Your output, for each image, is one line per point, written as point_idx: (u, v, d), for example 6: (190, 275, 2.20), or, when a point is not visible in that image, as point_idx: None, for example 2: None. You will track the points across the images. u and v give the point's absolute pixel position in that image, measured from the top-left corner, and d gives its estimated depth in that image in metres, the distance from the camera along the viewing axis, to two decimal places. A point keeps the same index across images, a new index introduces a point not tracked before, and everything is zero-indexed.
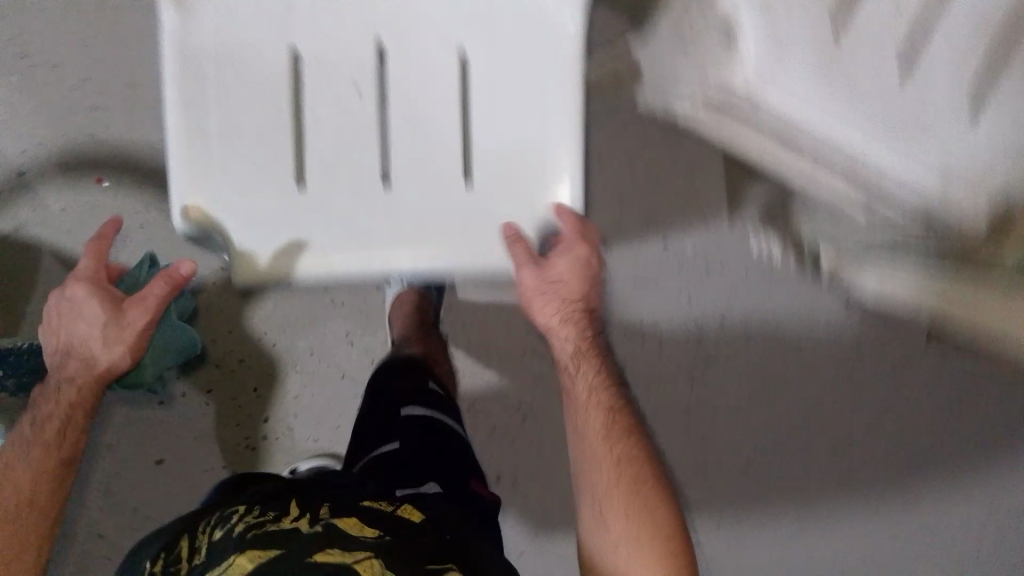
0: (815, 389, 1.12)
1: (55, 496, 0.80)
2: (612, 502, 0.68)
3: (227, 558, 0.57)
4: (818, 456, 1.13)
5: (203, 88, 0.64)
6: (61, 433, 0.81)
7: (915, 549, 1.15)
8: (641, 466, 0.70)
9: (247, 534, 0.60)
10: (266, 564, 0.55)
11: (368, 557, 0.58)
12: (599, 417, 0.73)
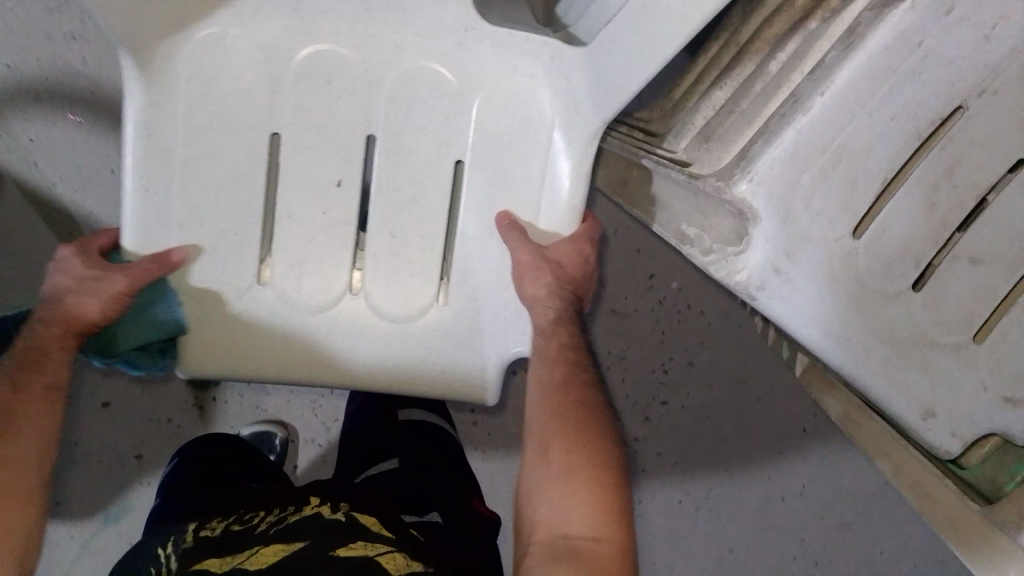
0: (767, 413, 1.03)
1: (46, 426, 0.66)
2: (552, 453, 0.69)
3: (248, 546, 0.58)
4: (770, 442, 1.04)
5: (167, 157, 0.68)
6: (38, 358, 0.67)
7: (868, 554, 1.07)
8: (573, 464, 0.68)
9: (269, 526, 0.62)
10: (287, 555, 0.56)
11: (389, 551, 0.59)
12: (559, 376, 0.72)
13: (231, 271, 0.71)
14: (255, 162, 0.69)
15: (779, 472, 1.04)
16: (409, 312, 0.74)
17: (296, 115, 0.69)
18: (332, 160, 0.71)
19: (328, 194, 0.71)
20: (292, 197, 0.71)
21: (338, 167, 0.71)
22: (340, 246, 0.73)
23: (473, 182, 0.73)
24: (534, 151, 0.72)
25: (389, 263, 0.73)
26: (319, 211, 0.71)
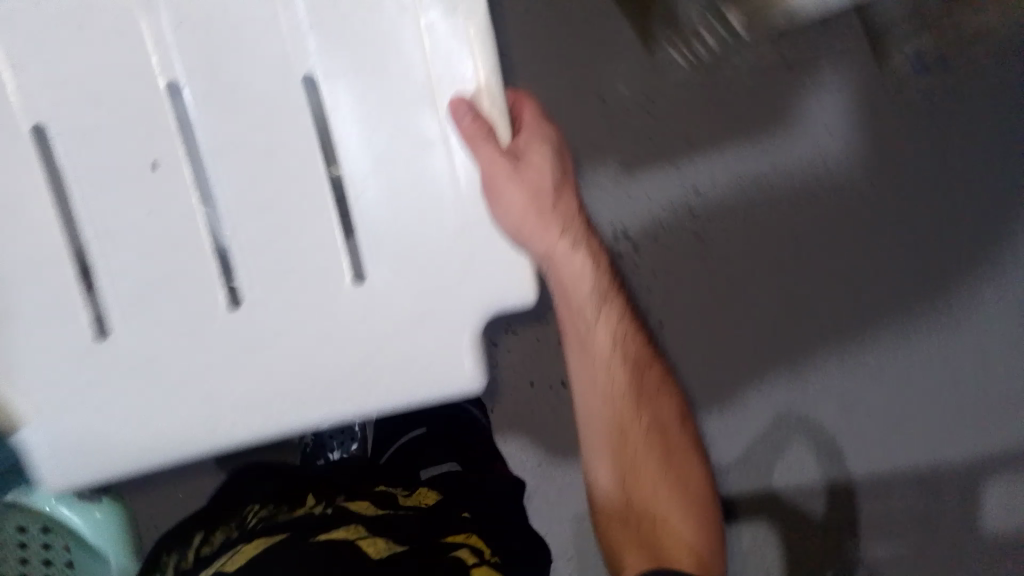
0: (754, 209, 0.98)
1: None
2: (604, 372, 0.66)
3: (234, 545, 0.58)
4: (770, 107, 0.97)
5: None
6: None
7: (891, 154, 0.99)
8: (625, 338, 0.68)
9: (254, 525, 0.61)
10: (269, 548, 0.56)
11: (373, 535, 0.59)
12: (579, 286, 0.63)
13: (56, 331, 0.54)
14: (29, 176, 0.52)
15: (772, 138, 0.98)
16: (327, 297, 0.55)
17: (57, 98, 0.52)
18: (135, 136, 0.53)
19: (147, 186, 0.53)
20: (101, 202, 0.53)
21: (144, 145, 0.53)
22: (195, 243, 0.54)
23: (337, 101, 0.54)
24: (395, 32, 0.53)
25: (271, 254, 0.54)
26: (146, 206, 0.54)
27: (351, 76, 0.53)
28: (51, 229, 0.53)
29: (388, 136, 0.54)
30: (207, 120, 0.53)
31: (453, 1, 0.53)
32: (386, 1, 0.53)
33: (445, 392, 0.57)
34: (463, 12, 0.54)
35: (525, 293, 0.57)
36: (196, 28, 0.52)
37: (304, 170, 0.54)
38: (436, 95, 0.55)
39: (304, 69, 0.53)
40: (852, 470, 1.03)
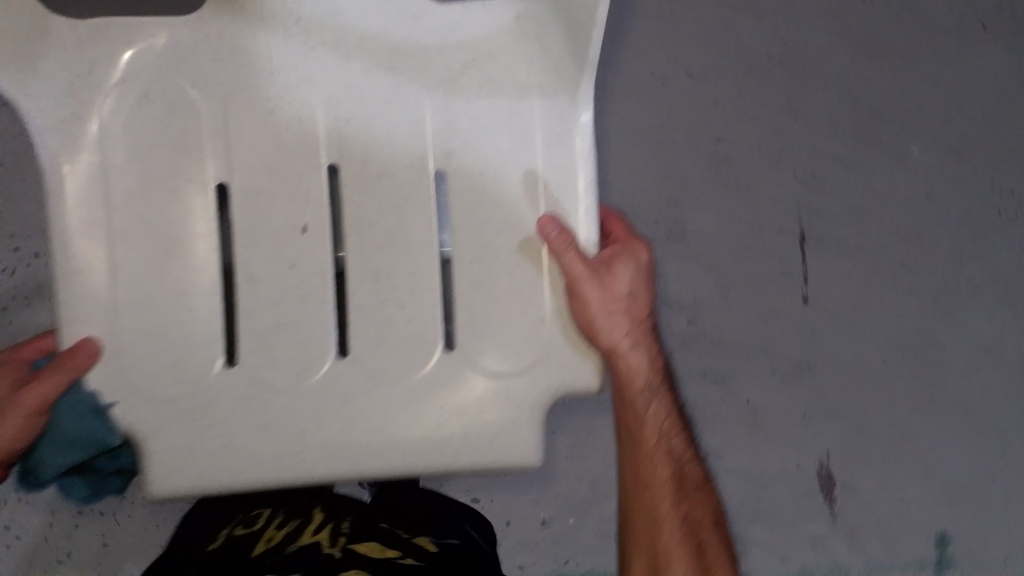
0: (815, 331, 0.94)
1: None
2: (650, 458, 0.69)
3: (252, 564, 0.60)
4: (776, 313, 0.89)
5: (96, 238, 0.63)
6: None
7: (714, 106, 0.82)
8: (673, 430, 0.70)
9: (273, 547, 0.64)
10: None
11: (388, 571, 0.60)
12: (644, 378, 0.68)
13: (187, 355, 0.64)
14: (202, 221, 0.64)
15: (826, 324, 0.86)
16: (418, 360, 0.65)
17: (239, 163, 0.64)
18: (291, 204, 0.65)
19: (294, 246, 0.64)
20: (251, 251, 0.64)
21: (296, 212, 0.65)
22: (321, 297, 0.65)
23: (460, 198, 0.65)
24: (516, 150, 0.65)
25: (381, 315, 0.65)
26: (287, 259, 0.64)
27: (476, 183, 0.65)
28: (207, 268, 0.64)
29: (498, 235, 0.66)
30: (353, 198, 0.65)
31: (568, 129, 0.66)
32: (514, 125, 0.65)
33: (499, 463, 0.65)
34: (574, 141, 0.66)
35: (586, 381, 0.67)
36: (361, 126, 0.65)
37: (418, 252, 0.65)
38: (542, 203, 0.66)
39: (437, 168, 0.65)
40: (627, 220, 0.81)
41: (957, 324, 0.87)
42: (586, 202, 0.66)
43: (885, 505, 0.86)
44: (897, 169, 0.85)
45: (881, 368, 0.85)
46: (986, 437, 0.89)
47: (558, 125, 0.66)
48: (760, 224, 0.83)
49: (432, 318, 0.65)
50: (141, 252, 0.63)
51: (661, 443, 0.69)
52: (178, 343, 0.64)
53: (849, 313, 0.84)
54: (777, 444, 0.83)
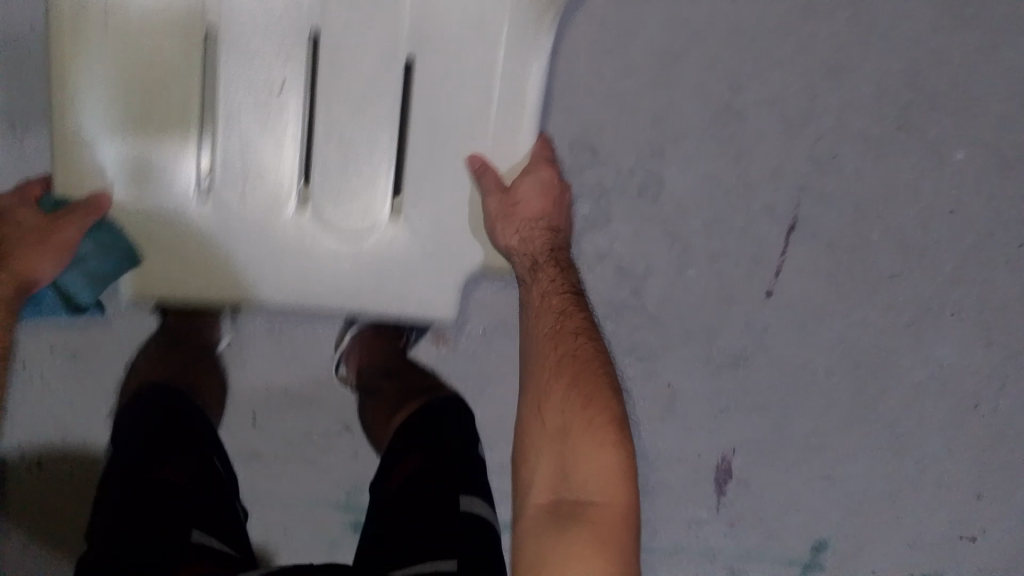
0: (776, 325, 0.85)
1: None
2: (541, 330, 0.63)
3: None
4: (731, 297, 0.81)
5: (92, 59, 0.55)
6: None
7: (738, 59, 0.71)
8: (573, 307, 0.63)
9: None
10: None
11: None
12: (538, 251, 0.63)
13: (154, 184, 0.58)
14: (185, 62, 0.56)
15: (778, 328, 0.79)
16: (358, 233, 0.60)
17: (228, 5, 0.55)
18: (267, 49, 0.57)
19: (267, 105, 0.58)
20: (230, 94, 0.57)
21: (269, 68, 0.57)
22: (282, 148, 0.59)
23: (423, 86, 0.58)
24: (484, 54, 0.58)
25: (335, 179, 0.59)
26: (257, 103, 0.58)
27: (443, 76, 0.58)
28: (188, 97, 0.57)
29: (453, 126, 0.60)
30: (328, 66, 0.58)
31: (531, 44, 0.58)
32: (480, 26, 0.58)
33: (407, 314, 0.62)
34: (534, 51, 0.59)
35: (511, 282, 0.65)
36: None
37: (379, 136, 0.59)
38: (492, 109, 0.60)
39: (408, 54, 0.58)
40: (602, 156, 0.72)
41: (913, 349, 0.83)
42: (531, 124, 0.61)
43: (775, 503, 0.85)
44: (910, 184, 0.78)
45: (814, 376, 0.81)
46: (904, 462, 0.87)
47: (524, 38, 0.58)
48: (751, 197, 0.75)
49: (383, 197, 0.60)
50: (126, 74, 0.56)
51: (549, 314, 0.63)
52: (151, 173, 0.57)
53: (797, 314, 0.79)
54: (682, 429, 0.80)
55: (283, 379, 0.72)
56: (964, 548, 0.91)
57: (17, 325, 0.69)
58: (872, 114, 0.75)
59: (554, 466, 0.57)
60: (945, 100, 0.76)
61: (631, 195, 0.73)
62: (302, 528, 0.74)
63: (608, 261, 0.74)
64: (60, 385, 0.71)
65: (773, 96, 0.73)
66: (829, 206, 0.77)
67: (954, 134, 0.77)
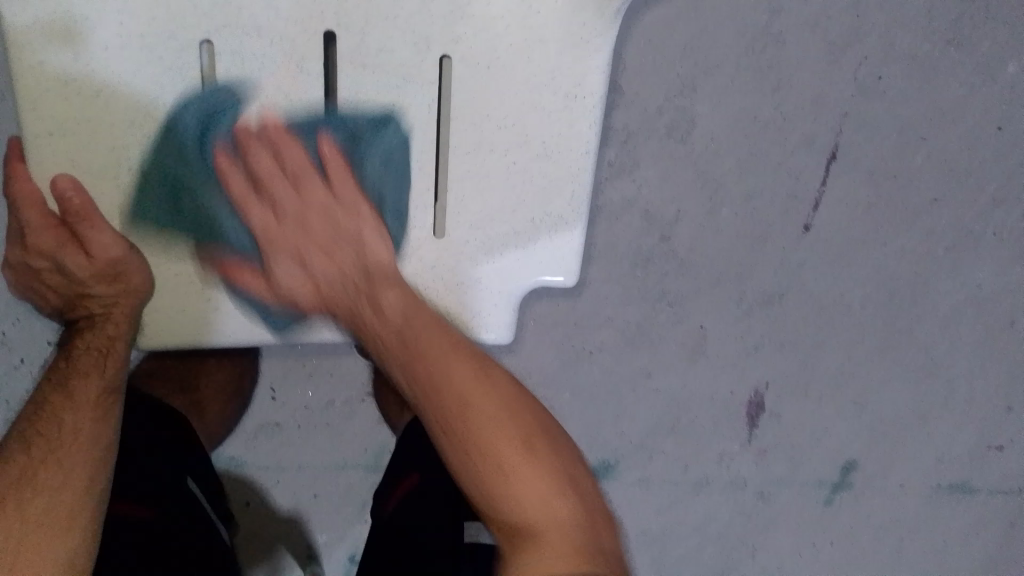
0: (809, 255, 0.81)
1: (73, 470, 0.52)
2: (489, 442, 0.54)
3: None
4: None
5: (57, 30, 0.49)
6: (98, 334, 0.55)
7: None
8: (501, 424, 0.55)
9: None
10: None
11: None
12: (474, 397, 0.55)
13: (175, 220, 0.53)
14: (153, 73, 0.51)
15: (815, 263, 0.75)
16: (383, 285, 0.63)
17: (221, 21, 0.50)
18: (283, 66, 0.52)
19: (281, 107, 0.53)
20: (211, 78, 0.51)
21: (285, 83, 0.53)
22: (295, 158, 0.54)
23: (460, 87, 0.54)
24: (531, 50, 0.54)
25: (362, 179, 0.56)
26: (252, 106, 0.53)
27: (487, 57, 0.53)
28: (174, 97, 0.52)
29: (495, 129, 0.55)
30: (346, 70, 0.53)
31: (586, 38, 0.54)
32: (527, 21, 0.53)
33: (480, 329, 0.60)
34: (587, 49, 0.54)
35: (564, 275, 0.59)
36: None
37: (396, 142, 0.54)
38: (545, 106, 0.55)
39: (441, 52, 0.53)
40: (629, 95, 0.66)
41: (951, 273, 0.78)
42: (591, 116, 0.56)
43: (806, 432, 0.84)
44: (958, 104, 0.71)
45: (848, 307, 0.78)
46: (936, 382, 0.84)
47: (579, 30, 0.53)
48: (789, 129, 0.69)
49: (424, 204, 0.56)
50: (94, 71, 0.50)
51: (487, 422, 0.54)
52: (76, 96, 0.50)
53: (833, 246, 0.75)
54: (713, 370, 0.78)
55: (299, 358, 0.70)
56: (992, 458, 0.89)
57: (3, 321, 0.66)
58: (921, 29, 0.68)
59: (521, 484, 0.53)
60: (1000, 8, 0.69)
61: (659, 136, 0.68)
62: (330, 494, 0.74)
63: (636, 206, 0.70)
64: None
65: (814, 16, 0.66)
66: (873, 132, 0.71)
67: (1009, 45, 0.70)
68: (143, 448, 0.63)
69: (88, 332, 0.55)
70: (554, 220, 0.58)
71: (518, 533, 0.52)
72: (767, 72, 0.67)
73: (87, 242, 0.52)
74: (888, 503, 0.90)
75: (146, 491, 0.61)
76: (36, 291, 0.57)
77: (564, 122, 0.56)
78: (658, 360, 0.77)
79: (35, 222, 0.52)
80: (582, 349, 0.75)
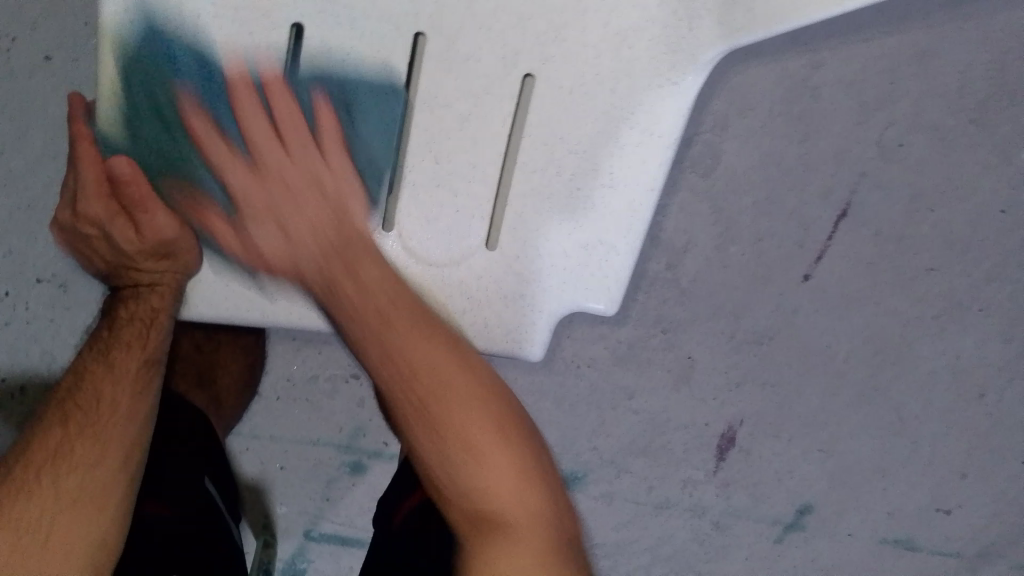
0: None
1: (103, 448, 0.55)
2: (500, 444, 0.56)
3: None
4: None
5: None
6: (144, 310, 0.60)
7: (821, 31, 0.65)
8: (500, 423, 0.57)
9: None
10: None
11: None
12: (472, 416, 0.56)
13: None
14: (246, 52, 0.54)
15: (809, 311, 0.77)
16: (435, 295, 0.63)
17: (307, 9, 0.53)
18: (372, 68, 0.55)
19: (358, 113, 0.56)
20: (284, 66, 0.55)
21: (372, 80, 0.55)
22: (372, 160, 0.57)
23: (538, 105, 0.56)
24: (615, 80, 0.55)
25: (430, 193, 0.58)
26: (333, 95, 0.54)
27: (569, 83, 0.55)
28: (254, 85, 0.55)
29: (566, 152, 0.57)
30: (429, 73, 0.55)
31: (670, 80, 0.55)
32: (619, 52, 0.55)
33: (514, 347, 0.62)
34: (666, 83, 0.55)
35: (605, 303, 0.61)
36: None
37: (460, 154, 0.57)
38: (619, 140, 0.57)
39: (525, 70, 0.55)
40: None
41: (934, 339, 0.80)
42: (662, 154, 0.57)
43: (770, 471, 0.86)
44: (972, 179, 0.73)
45: (833, 356, 0.80)
46: (901, 441, 0.86)
47: (666, 67, 0.55)
48: (809, 179, 0.70)
49: (481, 213, 0.58)
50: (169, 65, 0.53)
51: (488, 435, 0.55)
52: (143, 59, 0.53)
53: (830, 294, 0.76)
54: (693, 399, 0.79)
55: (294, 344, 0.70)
56: (938, 519, 0.92)
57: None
58: (950, 103, 0.69)
59: (495, 479, 0.55)
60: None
61: (683, 166, 0.69)
62: (299, 467, 0.75)
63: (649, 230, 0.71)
64: (46, 313, 0.69)
65: (850, 74, 0.67)
66: (888, 195, 0.72)
67: None
68: (166, 451, 0.64)
69: (132, 303, 0.60)
70: (608, 253, 0.60)
71: (483, 518, 0.54)
72: (797, 120, 0.68)
73: (140, 223, 0.57)
74: (834, 549, 0.92)
75: (171, 487, 0.62)
76: (81, 254, 0.62)
77: (636, 157, 0.57)
78: (643, 381, 0.78)
79: (90, 186, 0.56)
80: (571, 362, 0.76)
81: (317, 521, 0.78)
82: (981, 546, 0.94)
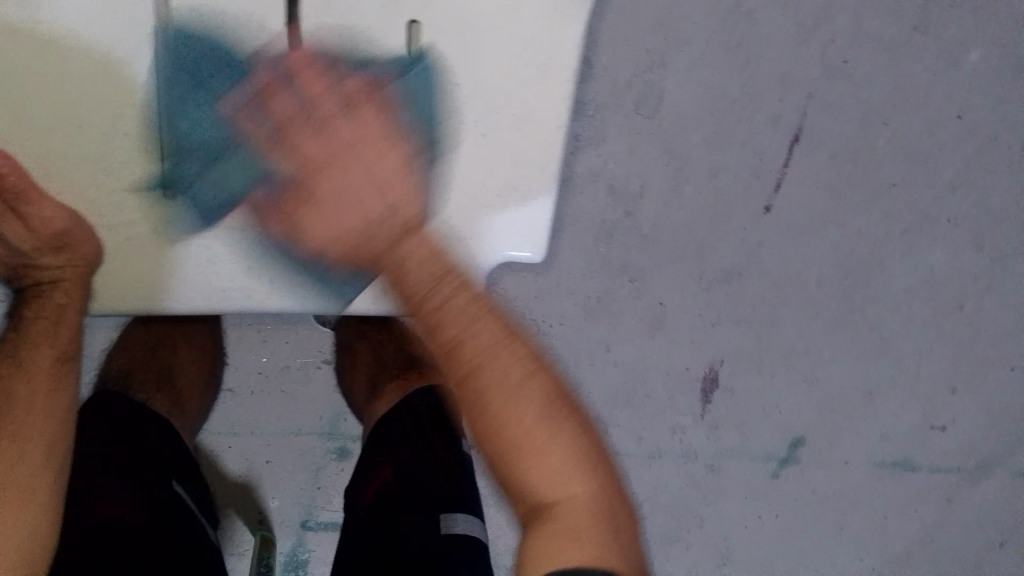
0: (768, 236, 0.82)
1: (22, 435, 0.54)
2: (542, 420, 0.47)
3: None
4: None
5: None
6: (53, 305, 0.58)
7: None
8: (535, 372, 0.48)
9: None
10: None
11: None
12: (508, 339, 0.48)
13: None
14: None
15: (775, 241, 0.76)
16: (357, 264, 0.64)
17: None
18: (251, 39, 0.54)
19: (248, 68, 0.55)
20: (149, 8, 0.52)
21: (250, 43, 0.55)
22: None
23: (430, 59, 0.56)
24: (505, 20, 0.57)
25: None
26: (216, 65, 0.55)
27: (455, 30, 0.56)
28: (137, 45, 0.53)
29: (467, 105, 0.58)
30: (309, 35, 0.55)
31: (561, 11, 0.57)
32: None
33: None
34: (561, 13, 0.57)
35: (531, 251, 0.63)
36: None
37: None
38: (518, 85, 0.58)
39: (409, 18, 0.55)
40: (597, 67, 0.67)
41: (905, 255, 0.80)
42: (562, 89, 0.59)
43: (757, 406, 0.85)
44: (922, 87, 0.72)
45: (806, 284, 0.79)
46: (885, 363, 0.86)
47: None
48: (757, 107, 0.69)
49: None
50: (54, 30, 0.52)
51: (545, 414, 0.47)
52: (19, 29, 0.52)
53: (794, 222, 0.75)
54: (670, 344, 0.79)
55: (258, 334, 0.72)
56: (933, 437, 0.92)
57: None
58: (887, 14, 0.69)
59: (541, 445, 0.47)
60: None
61: (627, 110, 0.68)
62: (282, 460, 0.75)
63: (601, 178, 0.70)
64: None
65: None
66: (840, 113, 0.71)
67: (972, 33, 0.71)
68: (133, 445, 0.64)
69: (37, 303, 0.59)
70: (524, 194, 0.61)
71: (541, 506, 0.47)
72: (735, 48, 0.68)
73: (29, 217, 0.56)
74: (833, 478, 0.92)
75: (136, 488, 0.60)
76: None
77: (537, 98, 0.59)
78: (617, 332, 0.77)
79: None
80: (543, 321, 0.75)
81: (313, 508, 0.77)
82: (979, 459, 0.94)
